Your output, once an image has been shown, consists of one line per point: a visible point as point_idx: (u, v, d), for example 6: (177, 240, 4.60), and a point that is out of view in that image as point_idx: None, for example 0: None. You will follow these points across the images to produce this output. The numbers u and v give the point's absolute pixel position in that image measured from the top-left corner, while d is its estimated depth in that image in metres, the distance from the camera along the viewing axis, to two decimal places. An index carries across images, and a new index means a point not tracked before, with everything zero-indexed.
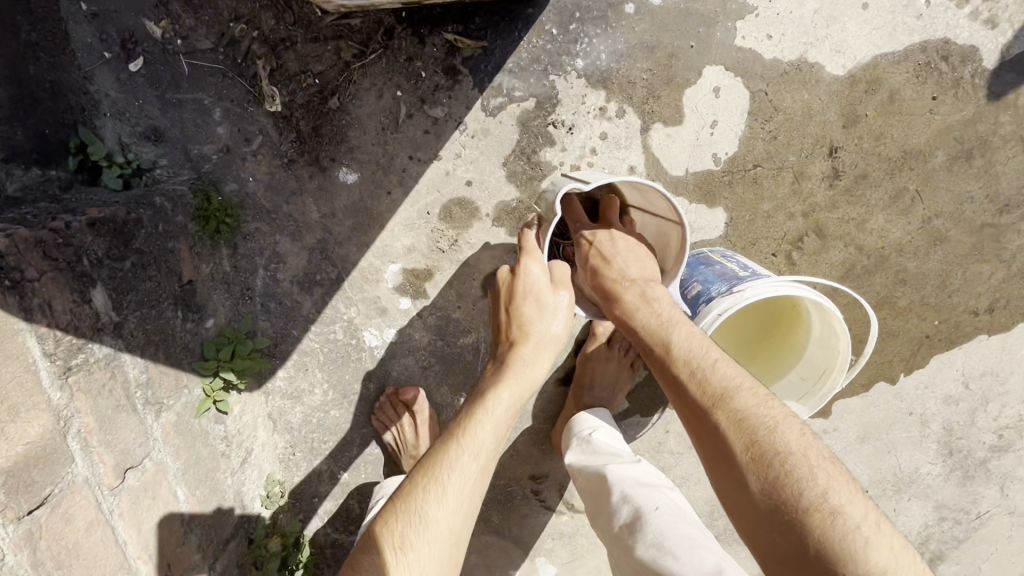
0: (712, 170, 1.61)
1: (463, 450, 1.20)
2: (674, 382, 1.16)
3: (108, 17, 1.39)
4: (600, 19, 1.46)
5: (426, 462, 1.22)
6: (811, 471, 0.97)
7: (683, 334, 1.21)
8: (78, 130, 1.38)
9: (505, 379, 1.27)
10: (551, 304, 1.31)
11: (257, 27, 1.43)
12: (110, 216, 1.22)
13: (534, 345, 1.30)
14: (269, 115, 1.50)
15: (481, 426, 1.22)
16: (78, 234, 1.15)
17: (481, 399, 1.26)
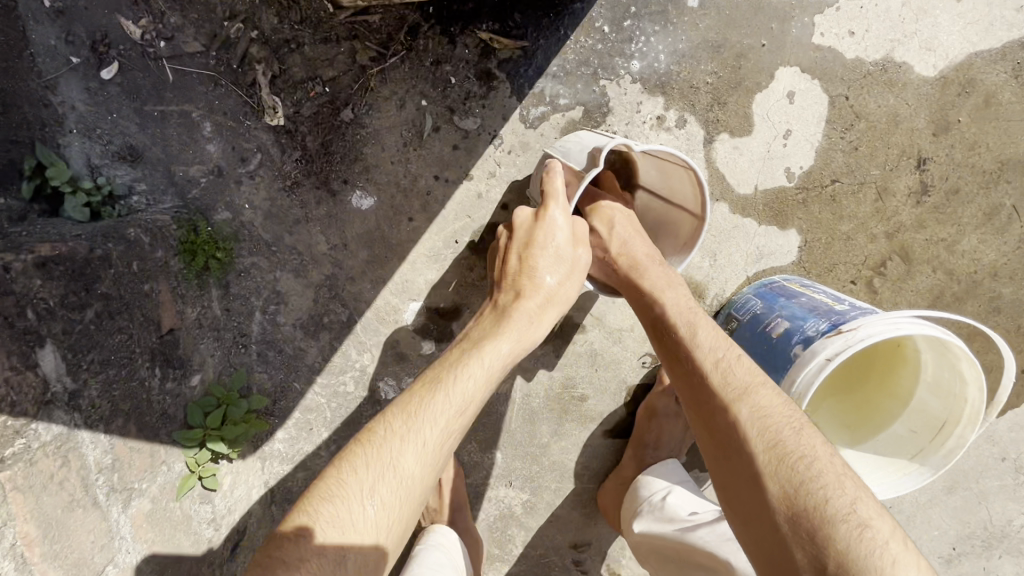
0: (784, 187, 1.39)
1: (449, 401, 0.98)
2: (686, 370, 0.98)
3: (76, 16, 1.16)
4: (658, 14, 1.26)
5: (396, 408, 0.98)
6: (836, 477, 0.80)
7: (702, 324, 1.03)
8: (37, 149, 1.13)
9: (505, 330, 1.06)
10: (568, 261, 1.11)
11: (256, 26, 1.20)
12: (67, 254, 0.96)
13: (543, 299, 1.09)
14: (270, 130, 1.26)
15: (472, 379, 1.00)
16: (20, 279, 0.89)
17: (474, 349, 1.04)
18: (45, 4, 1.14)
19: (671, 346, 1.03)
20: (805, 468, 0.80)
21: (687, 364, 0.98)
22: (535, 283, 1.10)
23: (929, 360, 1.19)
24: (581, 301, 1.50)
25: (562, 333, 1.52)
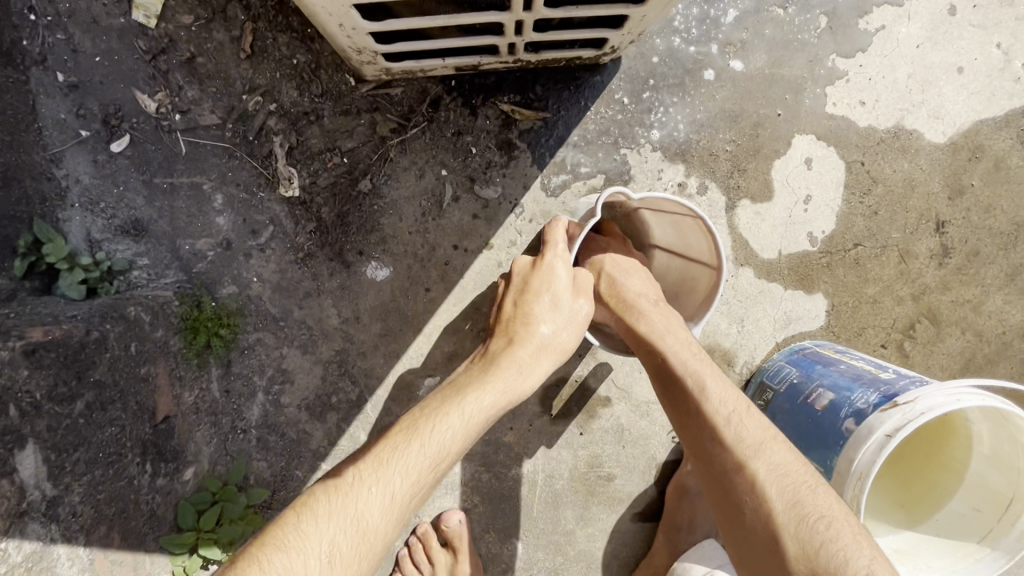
0: (808, 251, 1.37)
1: (423, 452, 0.89)
2: (693, 422, 0.93)
3: (90, 90, 1.12)
4: (676, 86, 1.28)
5: (368, 454, 0.91)
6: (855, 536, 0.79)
7: (707, 372, 0.96)
8: (35, 224, 1.07)
9: (493, 378, 0.96)
10: (567, 309, 1.01)
11: (275, 99, 1.18)
12: (61, 338, 0.87)
13: (537, 348, 0.99)
14: (283, 201, 1.22)
15: (452, 427, 0.91)
16: (7, 368, 0.81)
17: (457, 396, 0.95)
18: (59, 78, 1.11)
19: (674, 395, 0.96)
20: (822, 531, 0.78)
21: (694, 417, 0.93)
22: (531, 331, 1.00)
23: (985, 432, 1.11)
24: (606, 372, 1.42)
25: (586, 406, 1.42)
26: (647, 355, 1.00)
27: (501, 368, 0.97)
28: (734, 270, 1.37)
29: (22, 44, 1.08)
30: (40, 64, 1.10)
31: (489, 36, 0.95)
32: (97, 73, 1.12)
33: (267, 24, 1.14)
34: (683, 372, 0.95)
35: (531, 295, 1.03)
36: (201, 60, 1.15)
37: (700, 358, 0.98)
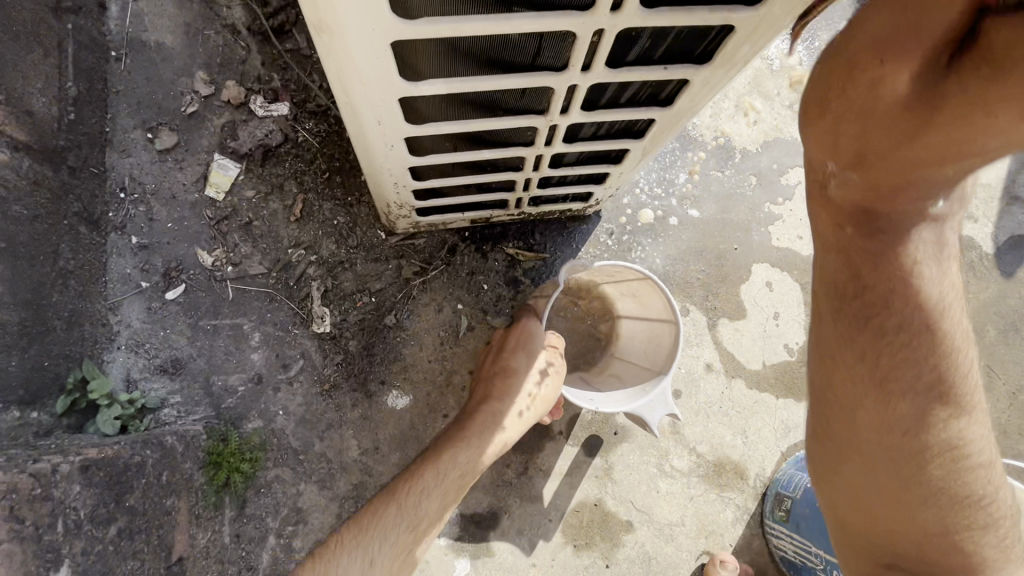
0: (788, 361, 1.52)
1: (401, 515, 0.93)
2: (864, 366, 0.72)
3: (157, 249, 1.30)
4: (648, 229, 1.53)
5: (353, 520, 0.94)
6: (1007, 511, 0.76)
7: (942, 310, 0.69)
8: (84, 364, 1.16)
9: (469, 439, 1.03)
10: (540, 363, 1.10)
11: (316, 251, 1.36)
12: (111, 457, 0.95)
13: (510, 402, 1.06)
14: (314, 337, 1.33)
15: (428, 487, 0.97)
16: (61, 485, 0.87)
17: (435, 458, 1.00)
18: (132, 241, 1.29)
19: (873, 327, 0.70)
20: (972, 520, 0.73)
21: (875, 371, 0.71)
22: (513, 391, 1.07)
23: None
24: (628, 494, 1.40)
25: (610, 534, 1.37)
26: (858, 263, 0.67)
27: (475, 426, 1.04)
28: (727, 382, 1.49)
29: (108, 215, 1.28)
30: (118, 230, 1.28)
31: (499, 191, 1.20)
32: (166, 236, 1.30)
33: (315, 195, 1.37)
34: (907, 307, 0.68)
35: (509, 358, 1.11)
36: (257, 223, 1.35)
37: (938, 264, 0.68)
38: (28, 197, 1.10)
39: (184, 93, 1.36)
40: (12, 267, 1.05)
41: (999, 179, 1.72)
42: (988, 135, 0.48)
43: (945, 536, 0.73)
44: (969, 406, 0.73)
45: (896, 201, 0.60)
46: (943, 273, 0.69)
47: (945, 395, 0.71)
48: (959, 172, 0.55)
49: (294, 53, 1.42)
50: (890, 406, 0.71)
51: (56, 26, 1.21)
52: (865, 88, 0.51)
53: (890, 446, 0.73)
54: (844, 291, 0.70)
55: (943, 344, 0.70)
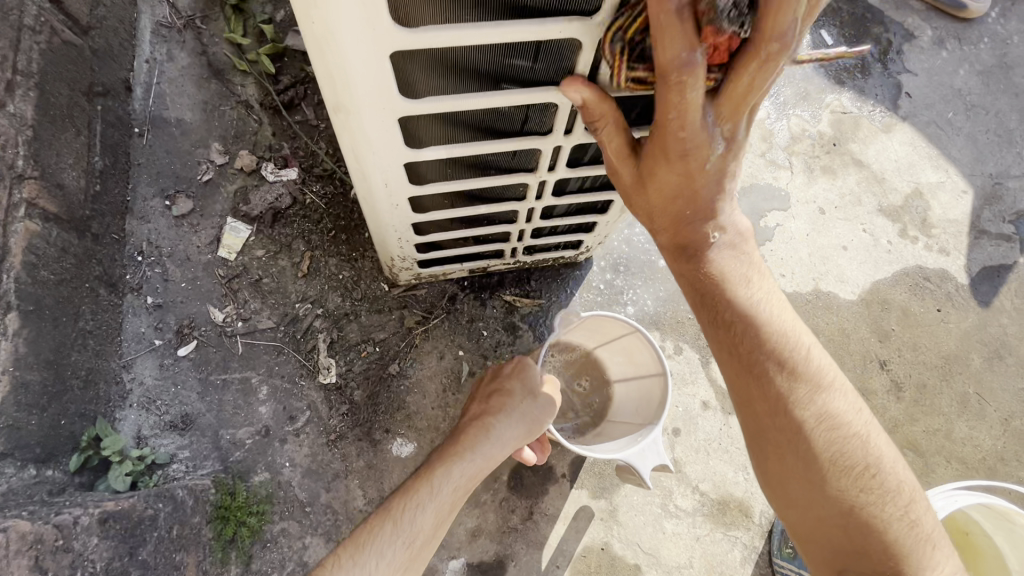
0: None
1: (398, 531, 0.94)
2: (731, 361, 0.85)
3: (171, 307, 1.36)
4: (639, 273, 1.60)
5: (349, 539, 0.93)
6: (897, 483, 0.82)
7: (764, 306, 0.84)
8: (97, 423, 1.19)
9: (463, 454, 1.06)
10: (534, 387, 1.15)
11: (322, 305, 1.42)
12: (127, 509, 1.01)
13: (504, 420, 1.10)
14: (321, 387, 1.37)
15: (423, 504, 0.98)
16: (82, 535, 0.93)
17: (429, 475, 1.02)
18: (147, 300, 1.35)
19: (721, 326, 0.85)
20: (865, 485, 0.80)
21: (747, 367, 0.84)
22: (512, 412, 1.11)
23: (1009, 549, 1.11)
24: (633, 534, 1.39)
25: None
26: (694, 279, 0.85)
27: (469, 442, 1.07)
28: (725, 419, 1.52)
29: (126, 277, 1.35)
30: (135, 291, 1.35)
31: (495, 242, 1.28)
32: (180, 294, 1.37)
33: (322, 252, 1.45)
34: (736, 307, 0.83)
35: (502, 384, 1.16)
36: (266, 280, 1.42)
37: (747, 276, 0.86)
38: (55, 263, 1.18)
39: (201, 162, 1.47)
40: (38, 329, 1.11)
41: (965, 215, 1.83)
42: (682, 175, 0.72)
43: (849, 513, 0.79)
44: (826, 384, 0.84)
45: (687, 224, 0.80)
46: (757, 280, 0.86)
47: (796, 372, 0.83)
48: (709, 197, 0.77)
49: (302, 124, 1.55)
50: (763, 390, 0.83)
51: (88, 108, 1.33)
52: (627, 164, 0.75)
53: (773, 427, 0.83)
54: (697, 303, 0.87)
55: (772, 330, 0.83)
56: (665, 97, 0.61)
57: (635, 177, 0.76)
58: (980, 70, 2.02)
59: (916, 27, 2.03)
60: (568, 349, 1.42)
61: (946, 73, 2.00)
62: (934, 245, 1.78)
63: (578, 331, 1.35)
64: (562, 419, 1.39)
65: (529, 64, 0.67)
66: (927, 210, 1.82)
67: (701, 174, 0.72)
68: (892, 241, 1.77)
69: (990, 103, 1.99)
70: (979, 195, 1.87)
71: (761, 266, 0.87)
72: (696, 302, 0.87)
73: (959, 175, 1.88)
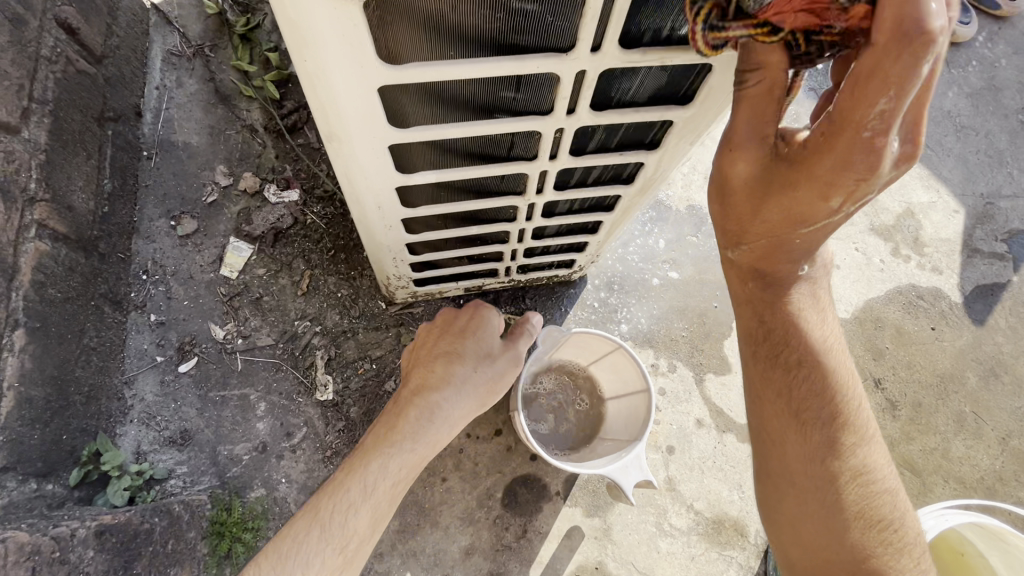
0: None
1: (326, 538, 0.85)
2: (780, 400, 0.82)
3: (173, 325, 1.39)
4: (632, 292, 1.63)
5: (273, 546, 0.85)
6: (914, 541, 0.83)
7: (832, 353, 0.82)
8: (98, 438, 1.22)
9: (400, 443, 0.92)
10: (488, 351, 1.03)
11: (321, 323, 1.45)
12: (124, 522, 1.03)
13: (451, 392, 0.97)
14: (318, 404, 1.39)
15: (355, 503, 0.87)
16: (78, 547, 0.95)
17: (360, 468, 0.90)
18: (151, 318, 1.39)
19: (781, 364, 0.81)
20: (886, 537, 0.80)
21: (795, 412, 0.82)
22: (462, 390, 0.98)
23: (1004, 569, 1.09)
24: (627, 553, 1.39)
25: None
26: (762, 309, 0.80)
27: (408, 429, 0.93)
28: (719, 436, 1.52)
29: (130, 295, 1.39)
30: (138, 309, 1.39)
31: (489, 261, 1.31)
32: (182, 312, 1.41)
33: (321, 270, 1.49)
34: (807, 348, 0.80)
35: (451, 347, 1.02)
36: (266, 298, 1.45)
37: (818, 319, 0.82)
38: (62, 281, 1.21)
39: (206, 184, 1.52)
40: (44, 345, 1.14)
41: (957, 234, 1.85)
42: (820, 201, 0.60)
43: (861, 562, 0.79)
44: (869, 436, 0.84)
45: (775, 257, 0.73)
46: (827, 320, 0.83)
47: (844, 421, 0.82)
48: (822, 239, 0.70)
49: (304, 147, 1.60)
50: (807, 436, 0.81)
51: (99, 133, 1.39)
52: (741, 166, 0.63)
53: (808, 474, 0.81)
54: (754, 334, 0.82)
55: (833, 377, 0.82)
56: (862, 77, 0.51)
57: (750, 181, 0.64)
58: (969, 93, 2.06)
59: None
60: (561, 367, 1.44)
61: (935, 96, 2.04)
62: (927, 264, 1.80)
63: (568, 349, 1.37)
64: (554, 437, 1.40)
65: (512, 95, 0.70)
66: (919, 229, 1.84)
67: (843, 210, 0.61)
68: (884, 260, 1.79)
69: (980, 125, 2.03)
70: (971, 214, 1.89)
71: (829, 305, 0.85)
72: (755, 335, 0.82)
73: (951, 195, 1.91)
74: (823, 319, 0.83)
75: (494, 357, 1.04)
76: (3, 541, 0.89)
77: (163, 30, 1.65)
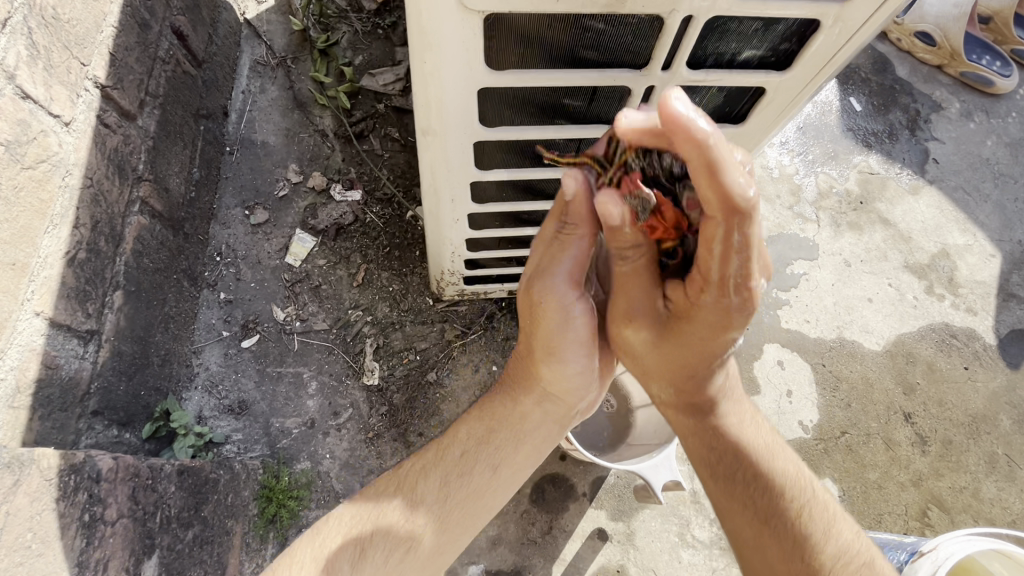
0: (804, 438, 1.59)
1: (401, 497, 0.88)
2: (724, 482, 0.84)
3: (240, 304, 1.52)
4: None
5: (350, 504, 0.88)
6: None
7: (764, 449, 0.86)
8: (168, 398, 1.33)
9: (474, 416, 0.98)
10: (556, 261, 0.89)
11: (372, 314, 1.55)
12: (199, 468, 1.14)
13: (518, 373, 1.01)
14: (364, 388, 1.48)
15: (432, 466, 0.92)
16: (164, 480, 1.06)
17: (438, 440, 0.96)
18: (220, 296, 1.51)
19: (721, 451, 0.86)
20: None
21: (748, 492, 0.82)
22: (524, 361, 1.00)
23: None
24: (649, 558, 1.41)
25: None
26: (699, 431, 0.89)
27: (478, 408, 0.99)
28: None
29: (204, 273, 1.52)
30: (210, 287, 1.52)
31: None
32: (249, 293, 1.53)
33: (376, 265, 1.60)
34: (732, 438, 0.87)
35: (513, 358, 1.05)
36: (324, 286, 1.57)
37: (740, 415, 0.91)
38: (155, 253, 1.33)
39: (279, 180, 1.67)
40: (135, 307, 1.24)
41: (992, 277, 1.87)
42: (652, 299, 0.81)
43: None
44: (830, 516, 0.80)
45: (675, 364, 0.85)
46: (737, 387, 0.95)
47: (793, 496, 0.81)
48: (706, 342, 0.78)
49: (369, 153, 1.74)
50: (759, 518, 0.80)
51: (194, 127, 1.54)
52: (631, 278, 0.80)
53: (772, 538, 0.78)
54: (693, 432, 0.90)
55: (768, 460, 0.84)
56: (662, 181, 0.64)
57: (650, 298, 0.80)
58: (1009, 142, 2.11)
59: (943, 99, 2.15)
60: None
61: (973, 143, 2.09)
62: (962, 304, 1.82)
63: None
64: (586, 441, 1.45)
65: (583, 105, 0.81)
66: (954, 270, 1.87)
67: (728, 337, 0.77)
68: (918, 297, 1.81)
69: (1019, 174, 2.06)
70: (1007, 259, 1.91)
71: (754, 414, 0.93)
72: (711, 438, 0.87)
73: (987, 239, 1.94)
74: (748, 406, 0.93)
75: (527, 298, 0.92)
76: (114, 459, 0.98)
77: (252, 42, 1.84)
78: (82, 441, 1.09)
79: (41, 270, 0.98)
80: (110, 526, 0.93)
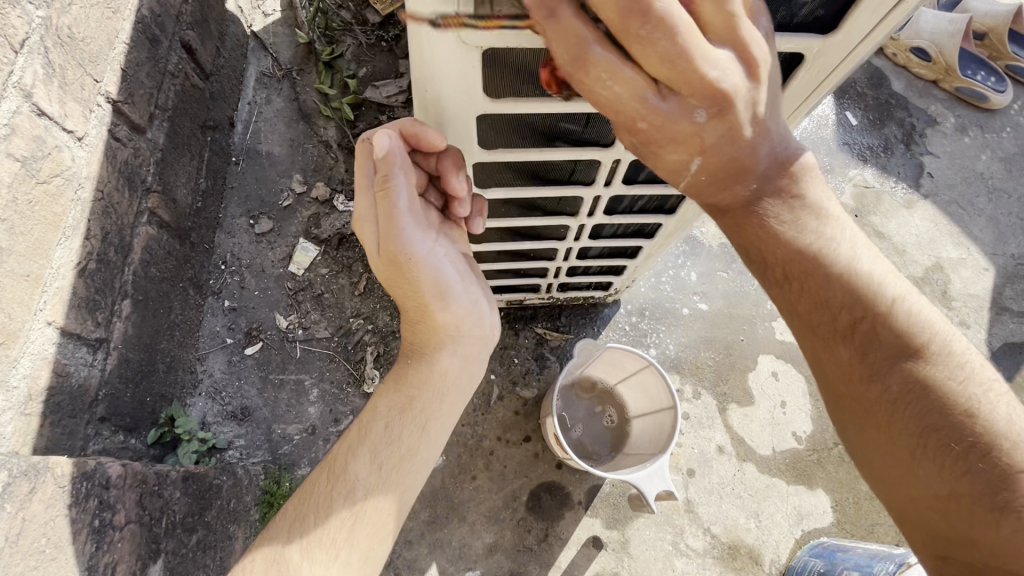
0: (798, 449, 1.61)
1: (332, 481, 0.79)
2: (802, 311, 0.65)
3: (244, 311, 1.55)
4: (663, 318, 1.71)
5: (288, 504, 0.81)
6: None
7: (844, 250, 0.63)
8: (174, 404, 1.36)
9: (387, 385, 0.88)
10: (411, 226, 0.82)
11: (373, 322, 1.58)
12: (204, 474, 1.17)
13: (411, 325, 0.92)
14: (364, 395, 1.51)
15: (357, 446, 0.82)
16: (170, 486, 1.08)
17: (359, 419, 0.87)
18: (225, 303, 1.54)
19: (788, 278, 0.64)
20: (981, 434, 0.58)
21: (826, 325, 0.64)
22: (415, 319, 0.91)
23: None
24: (642, 566, 1.44)
25: None
26: (747, 228, 0.65)
27: (391, 376, 0.90)
28: (739, 465, 1.57)
29: (209, 281, 1.55)
30: (215, 294, 1.55)
31: (533, 277, 1.44)
32: (252, 301, 1.56)
33: (377, 274, 1.63)
34: (800, 246, 0.63)
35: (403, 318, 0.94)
36: (327, 295, 1.60)
37: (812, 202, 0.65)
38: (162, 263, 1.36)
39: (283, 190, 1.70)
40: (142, 316, 1.27)
41: (986, 291, 1.90)
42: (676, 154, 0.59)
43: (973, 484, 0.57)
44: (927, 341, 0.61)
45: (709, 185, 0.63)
46: (868, 253, 0.65)
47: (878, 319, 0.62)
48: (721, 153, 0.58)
49: None
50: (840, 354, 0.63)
51: (202, 139, 1.58)
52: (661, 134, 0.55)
53: (870, 389, 0.62)
54: (751, 254, 0.66)
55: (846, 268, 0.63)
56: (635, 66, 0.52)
57: (698, 130, 0.55)
58: (1003, 157, 2.14)
59: (939, 114, 2.18)
60: (591, 382, 1.53)
61: (968, 157, 2.11)
62: (955, 317, 1.84)
63: (600, 365, 1.47)
64: (582, 450, 1.48)
65: (579, 129, 0.84)
66: (948, 283, 1.89)
67: (759, 141, 0.60)
68: None
69: (1013, 188, 2.09)
70: (1001, 273, 1.94)
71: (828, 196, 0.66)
72: (860, 376, 0.62)
73: (981, 253, 1.96)
74: (897, 289, 0.63)
75: (389, 264, 0.85)
76: (124, 465, 1.01)
77: (259, 54, 1.88)
78: (90, 447, 1.12)
79: (53, 281, 1.01)
80: (119, 530, 0.96)
